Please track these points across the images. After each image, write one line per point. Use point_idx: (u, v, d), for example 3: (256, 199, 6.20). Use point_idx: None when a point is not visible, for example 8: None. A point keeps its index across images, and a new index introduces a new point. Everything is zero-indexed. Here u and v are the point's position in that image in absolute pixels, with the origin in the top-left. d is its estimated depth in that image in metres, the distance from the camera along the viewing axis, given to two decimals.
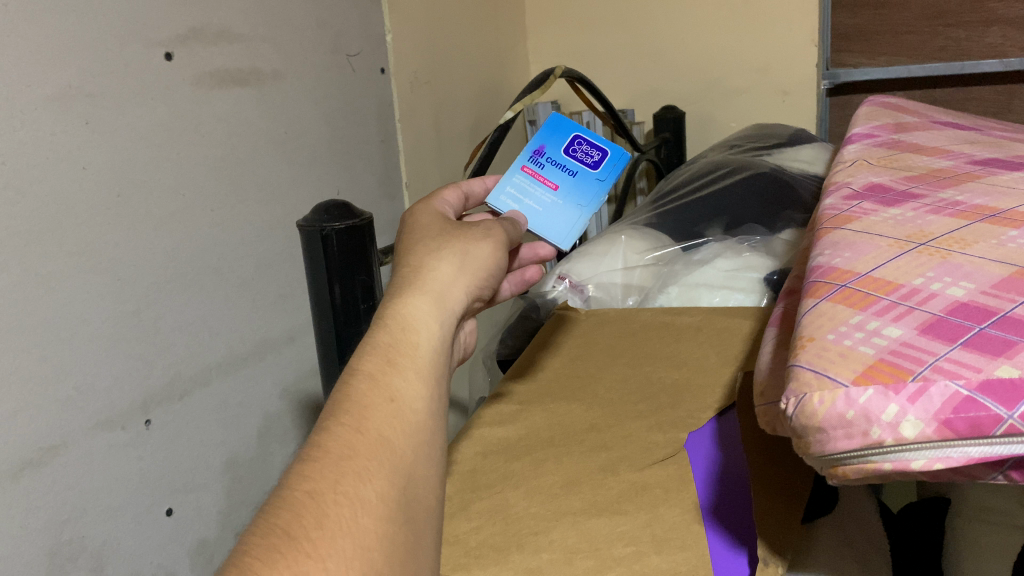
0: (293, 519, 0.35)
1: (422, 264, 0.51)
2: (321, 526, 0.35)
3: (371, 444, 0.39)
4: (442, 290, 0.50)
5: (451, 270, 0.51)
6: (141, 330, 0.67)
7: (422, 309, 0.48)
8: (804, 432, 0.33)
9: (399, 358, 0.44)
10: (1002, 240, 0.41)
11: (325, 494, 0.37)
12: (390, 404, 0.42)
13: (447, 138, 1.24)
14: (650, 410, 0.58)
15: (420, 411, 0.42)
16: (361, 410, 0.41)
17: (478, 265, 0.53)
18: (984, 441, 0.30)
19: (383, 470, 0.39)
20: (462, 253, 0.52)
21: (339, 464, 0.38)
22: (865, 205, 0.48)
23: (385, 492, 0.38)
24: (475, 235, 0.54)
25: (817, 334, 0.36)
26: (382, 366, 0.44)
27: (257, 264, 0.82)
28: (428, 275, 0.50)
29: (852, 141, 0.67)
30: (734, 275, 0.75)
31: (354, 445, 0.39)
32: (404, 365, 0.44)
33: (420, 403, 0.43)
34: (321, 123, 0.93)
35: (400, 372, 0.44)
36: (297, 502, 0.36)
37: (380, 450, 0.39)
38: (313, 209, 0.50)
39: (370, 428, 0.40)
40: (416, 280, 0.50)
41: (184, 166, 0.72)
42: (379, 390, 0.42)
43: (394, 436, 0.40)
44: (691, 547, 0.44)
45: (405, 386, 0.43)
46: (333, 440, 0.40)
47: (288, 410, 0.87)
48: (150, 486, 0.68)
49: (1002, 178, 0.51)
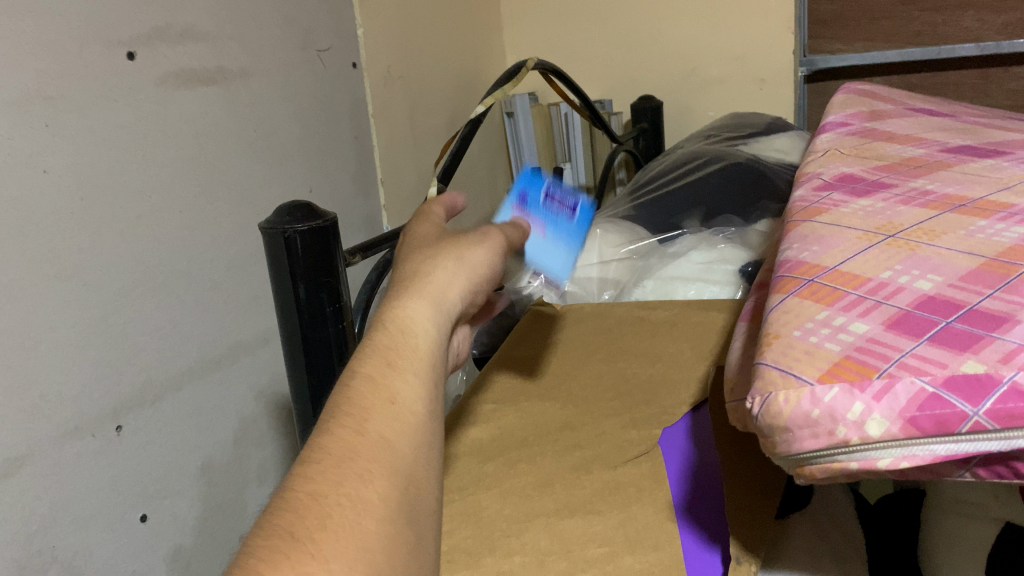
0: (296, 521, 0.34)
1: (420, 267, 0.50)
2: (323, 527, 0.34)
3: (372, 444, 0.38)
4: (441, 293, 0.49)
5: (449, 274, 0.50)
6: (110, 337, 0.66)
7: (420, 313, 0.47)
8: (770, 432, 0.33)
9: (399, 360, 0.43)
10: (971, 231, 0.40)
11: (328, 495, 0.36)
12: (390, 405, 0.41)
13: (422, 132, 1.23)
14: (625, 407, 0.58)
15: (418, 412, 0.41)
16: (362, 410, 0.40)
17: (478, 268, 0.52)
18: (950, 438, 0.30)
19: (385, 471, 0.37)
20: (461, 257, 0.51)
21: (341, 465, 0.37)
22: (835, 196, 0.48)
23: (387, 493, 0.37)
24: (471, 238, 0.53)
25: (783, 330, 0.35)
26: (381, 368, 0.43)
27: (228, 266, 0.81)
28: (425, 279, 0.49)
29: (825, 130, 0.67)
30: (710, 267, 0.74)
31: (355, 446, 0.38)
32: (404, 367, 0.43)
33: (419, 405, 0.42)
34: (292, 122, 0.92)
35: (400, 375, 0.42)
36: (282, 502, 0.36)
37: (383, 453, 0.38)
38: (276, 211, 0.49)
39: (371, 429, 0.39)
40: (414, 282, 0.49)
41: (150, 169, 0.70)
42: (378, 391, 0.41)
43: (395, 438, 0.39)
44: (664, 547, 0.44)
45: (405, 387, 0.42)
46: (333, 441, 0.38)
47: (264, 412, 0.87)
48: (123, 494, 0.67)
49: (974, 166, 0.51)
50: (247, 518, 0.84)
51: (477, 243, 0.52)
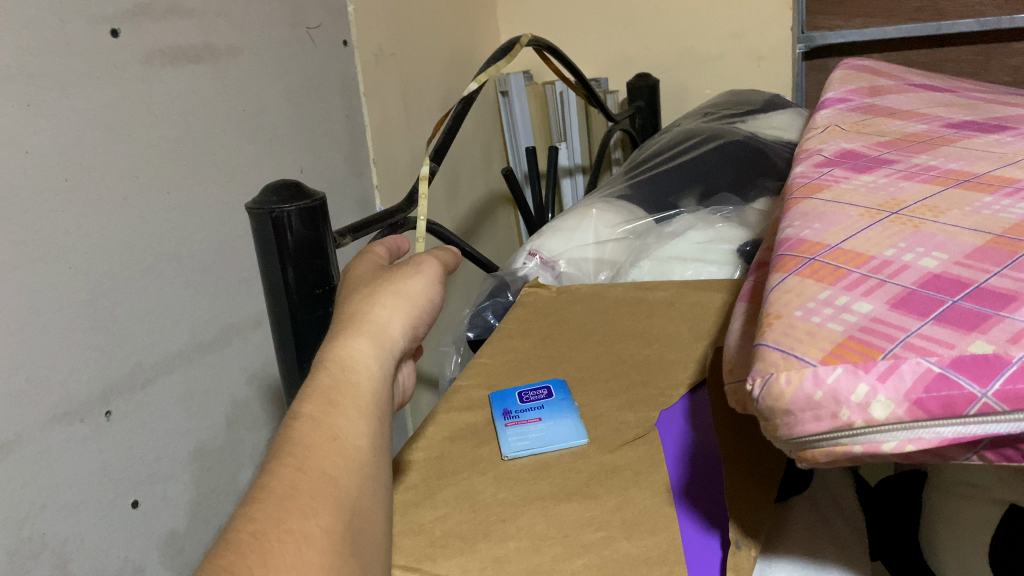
0: (236, 561, 0.33)
1: (359, 304, 0.47)
2: (264, 562, 0.33)
3: (316, 480, 0.37)
4: (382, 329, 0.46)
5: (390, 309, 0.47)
6: (98, 320, 0.65)
7: (361, 350, 0.44)
8: (770, 415, 0.32)
9: (340, 397, 0.41)
10: (976, 207, 0.39)
11: (269, 532, 0.34)
12: (332, 443, 0.39)
13: (415, 111, 1.21)
14: (621, 388, 0.57)
15: (362, 449, 0.40)
16: (304, 448, 0.38)
17: (419, 302, 0.49)
18: (957, 420, 0.29)
19: (328, 505, 0.36)
20: (402, 290, 0.49)
21: (282, 501, 0.35)
22: (835, 172, 0.47)
23: (331, 526, 0.35)
24: (406, 271, 0.50)
25: (784, 310, 0.34)
26: (322, 407, 0.41)
27: (218, 248, 0.79)
28: (365, 315, 0.47)
29: (825, 106, 0.65)
30: (707, 247, 0.73)
31: (298, 482, 0.37)
32: (345, 404, 0.41)
33: (363, 441, 0.40)
34: (282, 100, 0.90)
35: (341, 412, 0.41)
36: (227, 537, 0.34)
37: (326, 487, 0.37)
38: (262, 190, 0.48)
39: (314, 466, 0.37)
40: (353, 318, 0.46)
41: (136, 148, 0.69)
42: (320, 429, 0.39)
43: (339, 474, 0.38)
44: (662, 531, 0.43)
45: (347, 424, 0.40)
46: (276, 480, 0.37)
47: (257, 396, 0.86)
48: (114, 479, 0.66)
49: (978, 141, 0.50)
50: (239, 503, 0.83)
51: (412, 275, 0.49)
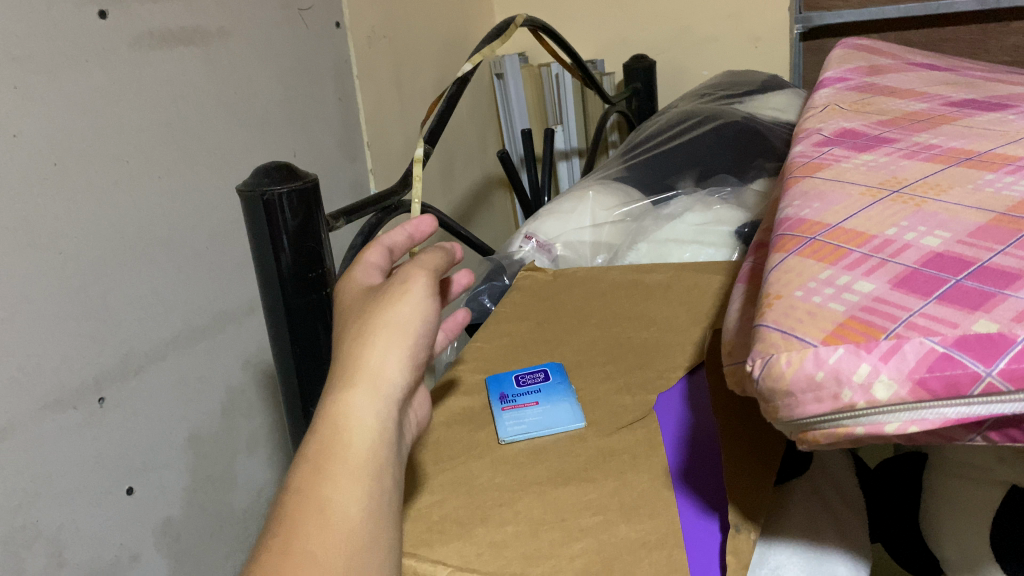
0: None
1: (349, 347, 0.43)
2: None
3: (298, 565, 0.35)
4: (375, 372, 0.42)
5: (382, 348, 0.42)
6: (89, 307, 0.64)
7: (352, 405, 0.41)
8: (770, 396, 0.31)
9: (329, 467, 0.39)
10: (979, 185, 0.38)
11: None
12: (317, 521, 0.37)
13: (409, 95, 1.20)
14: (618, 371, 0.57)
15: (354, 521, 0.37)
16: (289, 529, 0.36)
17: (412, 330, 0.44)
18: (961, 401, 0.28)
19: None
20: (392, 324, 0.43)
21: None
22: (836, 151, 0.46)
23: None
24: (393, 296, 0.44)
25: (784, 290, 0.33)
26: (310, 482, 0.38)
27: (211, 234, 0.79)
28: (355, 359, 0.42)
29: (824, 85, 0.65)
30: (705, 229, 0.73)
31: (278, 568, 0.35)
32: (334, 473, 0.38)
33: (355, 511, 0.38)
34: (274, 83, 0.89)
35: (330, 483, 0.38)
36: None
37: (306, 568, 0.35)
38: (254, 172, 0.47)
39: (297, 550, 0.36)
40: (343, 366, 0.42)
41: (126, 132, 0.68)
42: (307, 509, 0.37)
43: (325, 555, 0.36)
44: (660, 515, 0.43)
45: (337, 497, 0.38)
46: (258, 567, 0.35)
47: (252, 382, 0.85)
48: (108, 467, 0.66)
49: (979, 119, 0.49)
50: (236, 489, 0.82)
51: (401, 297, 0.44)
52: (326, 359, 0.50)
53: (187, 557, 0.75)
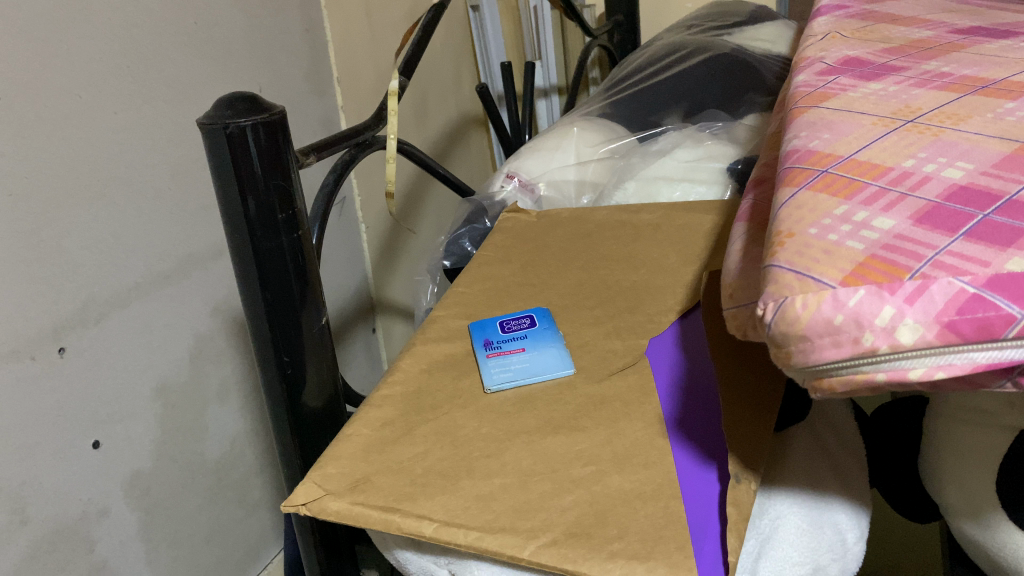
0: None
1: None
2: None
3: None
4: None
5: None
6: (43, 251, 0.60)
7: None
8: (782, 342, 0.28)
9: None
10: (999, 114, 0.36)
11: None
12: None
13: (381, 27, 1.14)
14: (607, 315, 0.54)
15: None
16: None
17: None
18: (993, 345, 0.26)
19: None
20: None
21: None
22: (841, 80, 0.43)
23: None
24: None
25: (797, 227, 0.31)
26: None
27: (174, 172, 0.74)
28: None
29: (821, 13, 0.61)
30: (695, 165, 0.70)
31: None
32: None
33: None
34: (236, 12, 0.83)
35: None
36: None
37: None
38: (215, 103, 0.43)
39: None
40: None
41: (77, 63, 0.63)
42: None
43: None
44: (655, 465, 0.41)
45: None
46: None
47: (222, 329, 0.81)
48: (71, 420, 0.64)
49: (989, 47, 0.46)
50: (208, 440, 0.80)
51: None
52: (297, 305, 0.47)
53: (159, 510, 0.74)
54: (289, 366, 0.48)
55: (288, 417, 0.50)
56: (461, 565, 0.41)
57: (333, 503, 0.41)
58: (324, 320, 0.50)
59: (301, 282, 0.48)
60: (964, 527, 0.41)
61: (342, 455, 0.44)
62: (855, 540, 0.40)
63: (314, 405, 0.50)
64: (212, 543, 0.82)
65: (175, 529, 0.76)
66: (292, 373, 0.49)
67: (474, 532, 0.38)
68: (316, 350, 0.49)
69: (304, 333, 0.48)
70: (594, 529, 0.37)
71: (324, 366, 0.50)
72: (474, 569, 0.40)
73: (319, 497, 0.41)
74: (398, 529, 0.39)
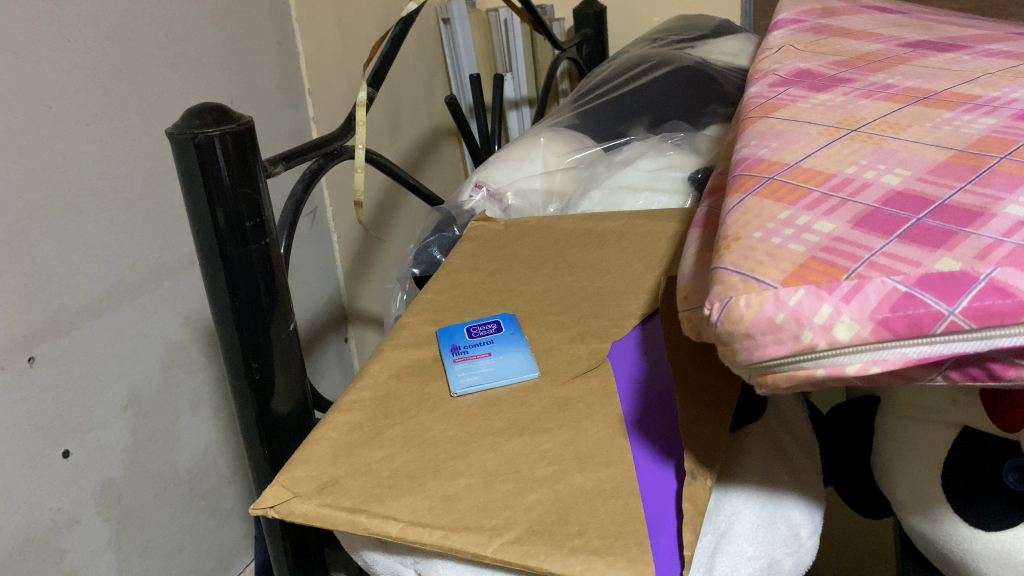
0: None
1: None
2: None
3: None
4: None
5: None
6: (15, 261, 0.61)
7: None
8: (729, 340, 0.29)
9: None
10: (937, 123, 0.38)
11: None
12: None
13: (353, 40, 1.15)
14: (572, 320, 0.56)
15: None
16: None
17: None
18: (924, 340, 0.27)
19: None
20: None
21: None
22: (792, 91, 0.45)
23: None
24: None
25: (743, 232, 0.32)
26: None
27: (145, 182, 0.74)
28: None
29: (778, 27, 0.63)
30: (658, 174, 0.72)
31: None
32: None
33: None
34: (208, 24, 0.84)
35: None
36: None
37: None
38: (184, 114, 0.44)
39: None
40: None
41: (48, 75, 0.63)
42: None
43: None
44: (616, 463, 0.42)
45: None
46: None
47: (194, 339, 0.82)
48: (42, 429, 0.64)
49: (933, 60, 0.48)
50: (180, 448, 0.80)
51: None
52: (266, 312, 0.48)
53: (130, 519, 0.74)
54: (257, 372, 0.49)
55: (257, 422, 0.50)
56: (427, 564, 0.42)
57: (301, 505, 0.41)
58: (292, 327, 0.51)
59: (269, 289, 0.48)
60: (912, 521, 0.43)
61: (311, 458, 0.45)
62: (808, 534, 0.42)
63: (283, 411, 0.51)
64: (184, 552, 0.82)
65: (147, 538, 0.76)
66: (261, 379, 0.49)
67: (438, 531, 0.39)
68: (285, 356, 0.50)
69: (272, 339, 0.49)
70: (556, 526, 0.38)
71: (292, 372, 0.51)
72: (439, 568, 0.41)
73: (287, 500, 0.42)
74: (364, 529, 0.40)
